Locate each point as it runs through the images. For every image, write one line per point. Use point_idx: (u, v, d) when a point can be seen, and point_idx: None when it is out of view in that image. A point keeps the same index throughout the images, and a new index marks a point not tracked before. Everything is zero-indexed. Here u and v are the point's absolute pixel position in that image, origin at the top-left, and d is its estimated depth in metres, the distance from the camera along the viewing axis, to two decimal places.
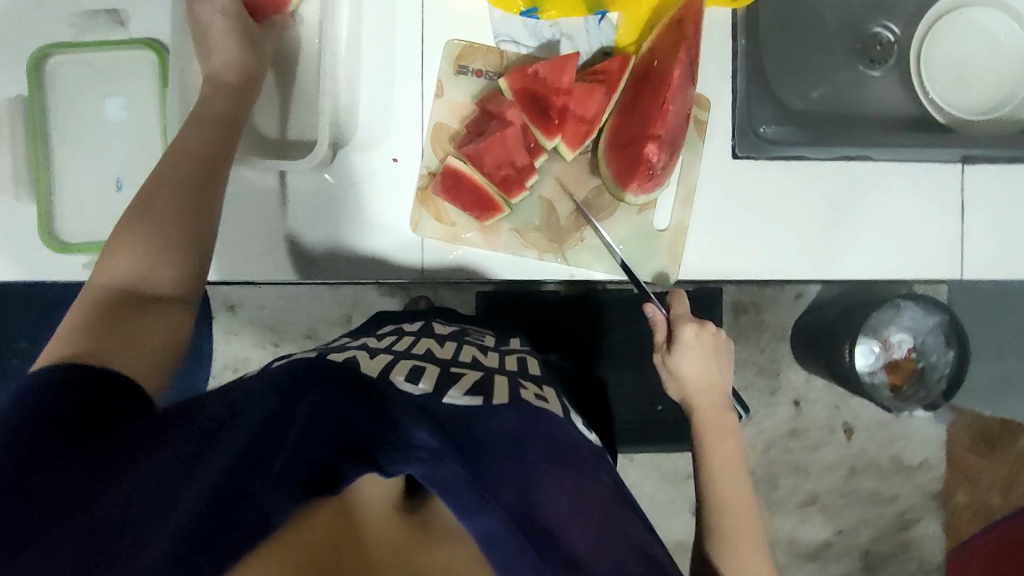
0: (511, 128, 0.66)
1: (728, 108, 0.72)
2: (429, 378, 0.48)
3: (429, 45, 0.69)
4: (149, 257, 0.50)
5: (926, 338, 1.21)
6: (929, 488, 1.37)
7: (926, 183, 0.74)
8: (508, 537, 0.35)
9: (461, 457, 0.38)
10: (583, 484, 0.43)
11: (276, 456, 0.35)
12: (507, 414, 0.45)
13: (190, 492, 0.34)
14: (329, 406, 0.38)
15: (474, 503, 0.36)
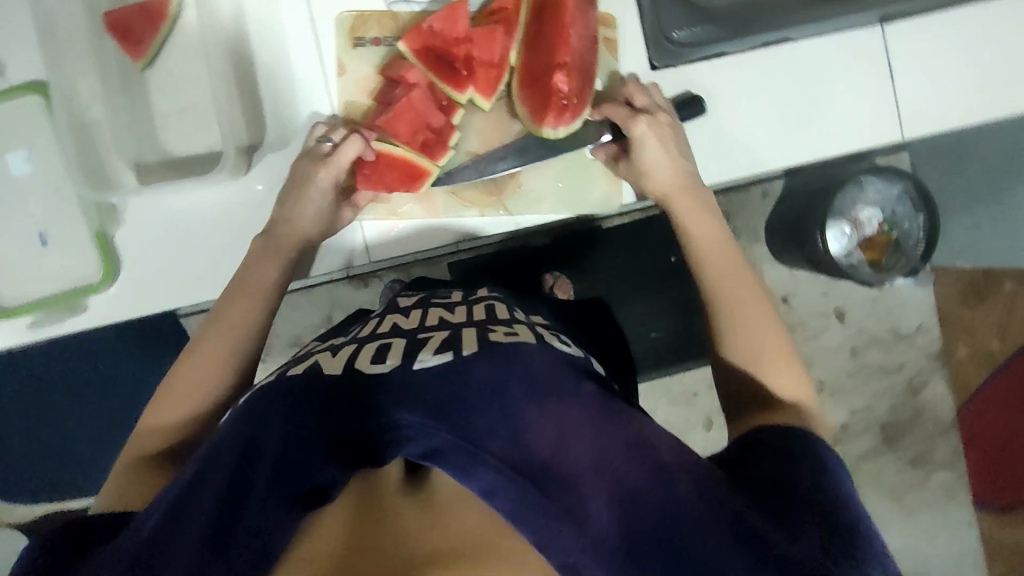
0: (415, 92, 0.64)
1: (636, 19, 0.70)
2: (396, 351, 0.48)
3: (320, 23, 0.66)
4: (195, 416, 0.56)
5: (895, 207, 1.23)
6: (930, 348, 1.39)
7: (853, 48, 0.72)
8: (506, 486, 0.39)
9: (441, 424, 0.41)
10: (581, 401, 0.44)
11: (259, 479, 0.39)
12: (478, 363, 0.45)
13: (191, 526, 0.38)
14: (302, 424, 0.42)
15: (467, 461, 0.40)
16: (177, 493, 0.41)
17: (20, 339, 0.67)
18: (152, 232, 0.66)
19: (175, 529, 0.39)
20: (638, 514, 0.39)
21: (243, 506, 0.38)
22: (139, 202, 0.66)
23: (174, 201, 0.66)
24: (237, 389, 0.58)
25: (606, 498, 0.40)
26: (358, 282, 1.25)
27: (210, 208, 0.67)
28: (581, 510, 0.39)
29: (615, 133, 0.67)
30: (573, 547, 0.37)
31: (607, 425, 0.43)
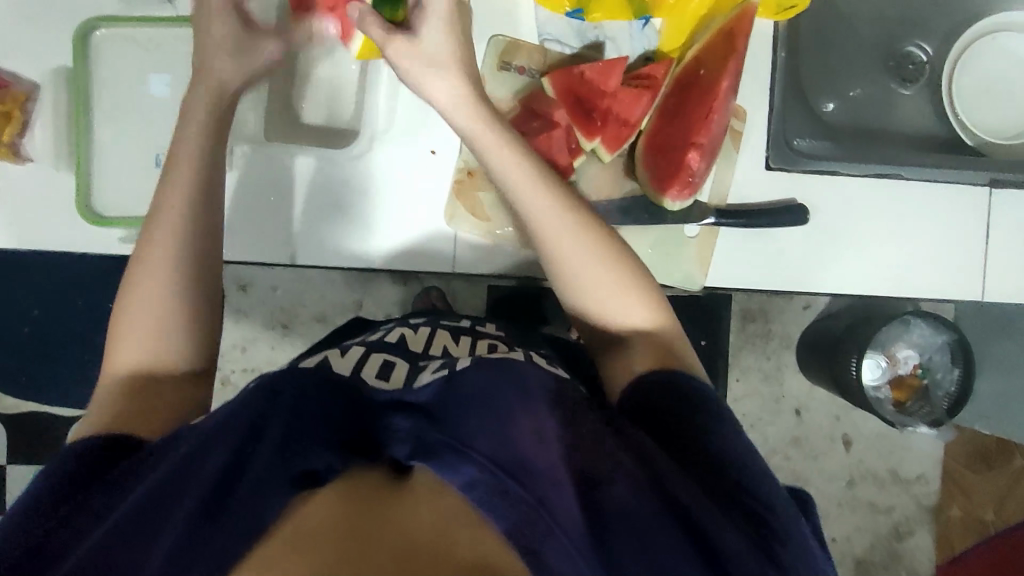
0: (557, 131, 0.66)
1: (764, 122, 0.72)
2: (398, 374, 0.55)
3: (474, 39, 0.69)
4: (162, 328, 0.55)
5: (933, 355, 1.24)
6: (925, 501, 1.39)
7: (957, 203, 0.74)
8: (487, 480, 0.41)
9: (434, 425, 0.44)
10: (557, 407, 0.46)
11: (260, 457, 0.41)
12: (473, 375, 0.47)
13: (186, 494, 0.40)
14: (305, 413, 0.43)
15: (454, 459, 0.42)
16: (178, 458, 0.43)
17: (105, 248, 0.68)
18: (263, 183, 0.69)
19: (173, 495, 0.41)
20: (599, 497, 0.40)
21: (239, 482, 0.40)
22: (263, 156, 0.69)
23: (298, 163, 0.69)
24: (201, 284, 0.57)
25: (571, 486, 0.41)
26: (396, 278, 1.27)
27: (311, 181, 0.69)
28: (552, 501, 0.40)
29: (719, 219, 0.69)
30: (564, 547, 0.38)
31: (577, 427, 0.45)
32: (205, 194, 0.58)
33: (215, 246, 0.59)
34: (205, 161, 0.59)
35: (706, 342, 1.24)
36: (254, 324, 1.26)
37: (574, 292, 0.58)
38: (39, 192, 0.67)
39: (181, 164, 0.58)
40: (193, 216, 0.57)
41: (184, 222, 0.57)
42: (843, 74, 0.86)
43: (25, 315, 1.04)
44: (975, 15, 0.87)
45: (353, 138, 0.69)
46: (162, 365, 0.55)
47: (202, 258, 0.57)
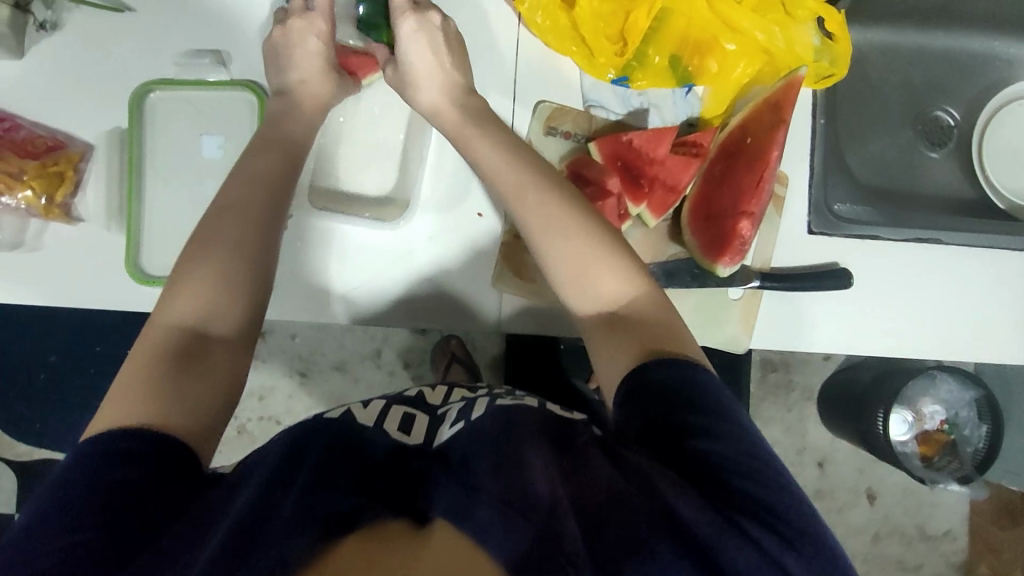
0: (609, 199, 0.67)
1: (806, 187, 0.73)
2: (419, 428, 0.54)
3: (522, 104, 0.70)
4: (216, 301, 0.54)
5: (958, 411, 1.22)
6: (953, 558, 1.37)
7: (997, 267, 0.75)
8: (499, 520, 0.42)
9: (449, 473, 0.47)
10: (563, 444, 0.48)
11: (288, 500, 0.43)
12: (485, 417, 0.52)
13: (214, 531, 0.41)
14: (333, 461, 0.46)
15: (464, 503, 0.44)
16: (205, 501, 0.44)
17: (149, 306, 0.69)
18: (310, 244, 0.69)
19: (202, 531, 0.42)
20: (602, 525, 0.41)
21: (269, 521, 0.41)
22: (313, 222, 0.69)
23: (347, 229, 0.70)
24: (258, 266, 0.57)
25: (572, 517, 0.41)
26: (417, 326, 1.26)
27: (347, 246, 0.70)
28: (558, 533, 0.41)
29: (764, 282, 0.69)
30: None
31: (581, 468, 0.45)
32: (267, 221, 0.59)
33: (270, 246, 0.58)
34: (267, 181, 0.61)
35: None
36: (273, 371, 1.25)
37: (582, 293, 0.56)
38: (90, 249, 0.68)
39: (256, 176, 0.61)
40: (241, 214, 0.58)
41: (237, 222, 0.57)
42: (873, 138, 0.87)
43: (44, 362, 1.02)
44: (1000, 81, 0.89)
45: (400, 210, 0.69)
46: (207, 334, 0.53)
47: (266, 256, 0.58)
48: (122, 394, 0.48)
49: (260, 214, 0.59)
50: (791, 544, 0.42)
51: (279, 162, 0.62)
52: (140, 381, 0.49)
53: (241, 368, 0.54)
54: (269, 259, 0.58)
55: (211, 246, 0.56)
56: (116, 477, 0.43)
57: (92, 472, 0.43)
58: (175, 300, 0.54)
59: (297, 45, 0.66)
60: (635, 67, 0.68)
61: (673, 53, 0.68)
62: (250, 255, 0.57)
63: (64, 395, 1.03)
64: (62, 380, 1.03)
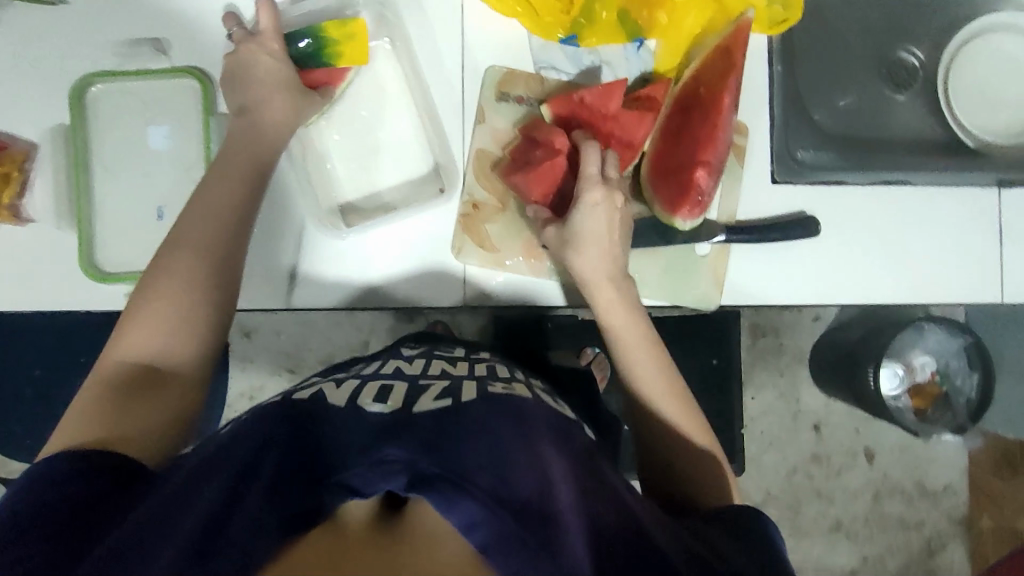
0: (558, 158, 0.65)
1: (767, 136, 0.72)
2: (396, 397, 0.51)
3: (471, 72, 0.70)
4: (170, 336, 0.56)
5: (950, 361, 1.20)
6: (955, 512, 1.33)
7: (967, 204, 0.73)
8: (488, 518, 0.40)
9: (431, 455, 0.43)
10: (558, 447, 0.50)
11: (252, 496, 0.42)
12: (476, 407, 0.50)
13: (176, 532, 0.42)
14: (301, 452, 0.45)
15: (452, 493, 0.40)
16: (168, 497, 0.45)
17: (105, 306, 0.67)
18: (270, 229, 0.69)
19: (162, 530, 0.42)
20: (607, 554, 0.43)
21: (230, 521, 0.41)
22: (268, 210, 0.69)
23: (308, 216, 0.69)
24: (215, 300, 0.59)
25: (580, 535, 0.43)
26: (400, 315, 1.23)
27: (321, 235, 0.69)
28: (555, 544, 0.41)
29: (729, 236, 0.68)
30: None
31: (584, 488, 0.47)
32: (233, 232, 0.61)
33: (229, 281, 0.60)
34: (223, 207, 0.61)
35: (718, 361, 1.14)
36: (260, 370, 1.23)
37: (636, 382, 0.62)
38: (43, 250, 0.67)
39: (222, 206, 0.61)
40: (213, 235, 0.60)
41: (208, 241, 0.60)
42: (838, 90, 0.86)
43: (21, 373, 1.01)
44: (962, 18, 0.87)
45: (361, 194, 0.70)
46: (164, 370, 0.56)
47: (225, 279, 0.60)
48: (82, 415, 0.51)
49: (231, 238, 0.61)
50: None
51: (243, 187, 0.62)
52: (99, 405, 0.52)
53: (194, 403, 0.57)
54: (232, 280, 0.60)
55: (168, 282, 0.57)
56: (78, 485, 0.46)
57: (57, 480, 0.46)
58: (133, 328, 0.56)
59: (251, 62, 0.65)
60: (583, 24, 0.68)
61: (620, 7, 0.67)
62: (213, 281, 0.58)
63: (44, 407, 1.02)
64: (41, 391, 1.02)
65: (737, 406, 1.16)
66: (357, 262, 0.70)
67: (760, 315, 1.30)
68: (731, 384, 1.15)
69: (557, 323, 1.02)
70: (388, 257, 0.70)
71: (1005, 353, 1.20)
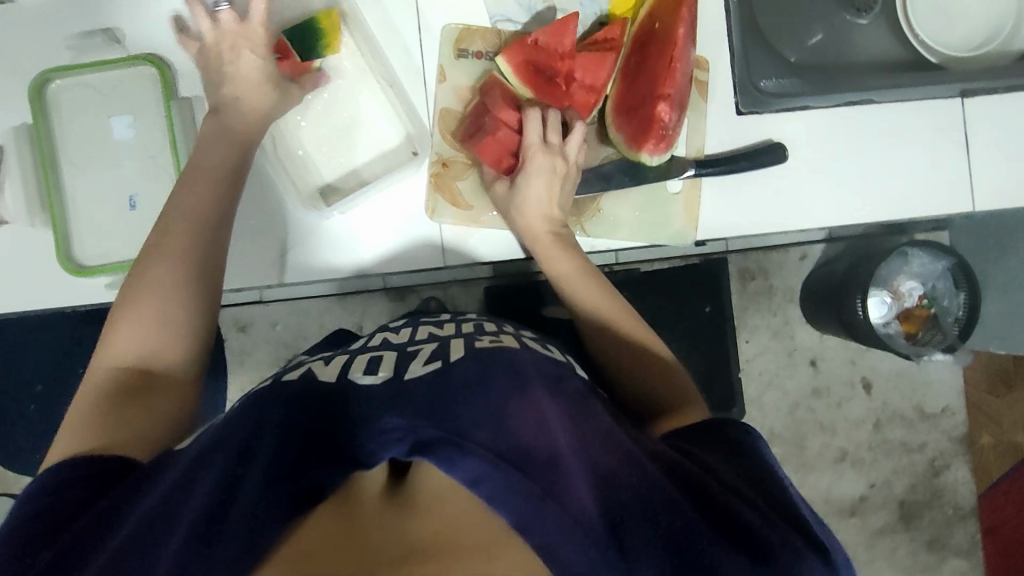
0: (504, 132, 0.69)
1: (729, 68, 0.72)
2: (387, 363, 0.53)
3: (426, 32, 0.70)
4: (155, 341, 0.58)
5: (936, 283, 1.20)
6: (955, 432, 1.34)
7: (932, 116, 0.74)
8: (492, 472, 0.41)
9: (430, 421, 0.44)
10: (555, 396, 0.50)
11: (250, 479, 0.41)
12: (465, 365, 0.50)
13: (179, 521, 0.40)
14: (300, 427, 0.44)
15: (453, 452, 0.41)
16: (165, 493, 0.43)
17: (91, 299, 0.68)
18: (245, 208, 0.69)
19: (165, 523, 0.41)
20: (614, 490, 0.43)
21: (233, 505, 0.40)
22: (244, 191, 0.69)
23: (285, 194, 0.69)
24: (201, 301, 0.60)
25: (583, 478, 0.43)
26: (392, 294, 1.22)
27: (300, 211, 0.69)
28: (560, 490, 0.41)
29: (699, 169, 0.69)
30: (550, 528, 0.39)
31: (580, 428, 0.47)
32: (213, 229, 0.62)
33: (214, 282, 0.62)
34: (195, 210, 0.62)
35: (711, 309, 1.15)
36: (259, 363, 1.23)
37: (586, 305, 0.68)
38: (23, 251, 0.67)
39: (194, 204, 0.62)
40: (194, 236, 0.61)
41: (189, 241, 0.61)
42: (801, 25, 0.86)
43: (27, 389, 1.03)
44: None
45: (329, 168, 0.70)
46: (155, 373, 0.57)
47: (206, 277, 0.61)
48: (79, 425, 0.52)
49: (207, 235, 0.62)
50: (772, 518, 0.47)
51: (212, 187, 0.63)
52: (95, 414, 0.52)
53: (192, 402, 0.59)
54: (215, 277, 0.62)
55: (149, 290, 0.59)
56: (81, 490, 0.46)
57: (63, 488, 0.46)
58: (119, 338, 0.57)
59: (208, 51, 0.66)
60: None
61: None
62: (199, 279, 0.61)
63: (52, 417, 1.03)
64: (44, 402, 1.03)
65: (734, 353, 1.16)
66: (338, 235, 0.70)
67: (747, 258, 1.31)
68: (727, 330, 1.15)
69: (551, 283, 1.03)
70: (366, 228, 0.70)
71: (989, 270, 1.21)
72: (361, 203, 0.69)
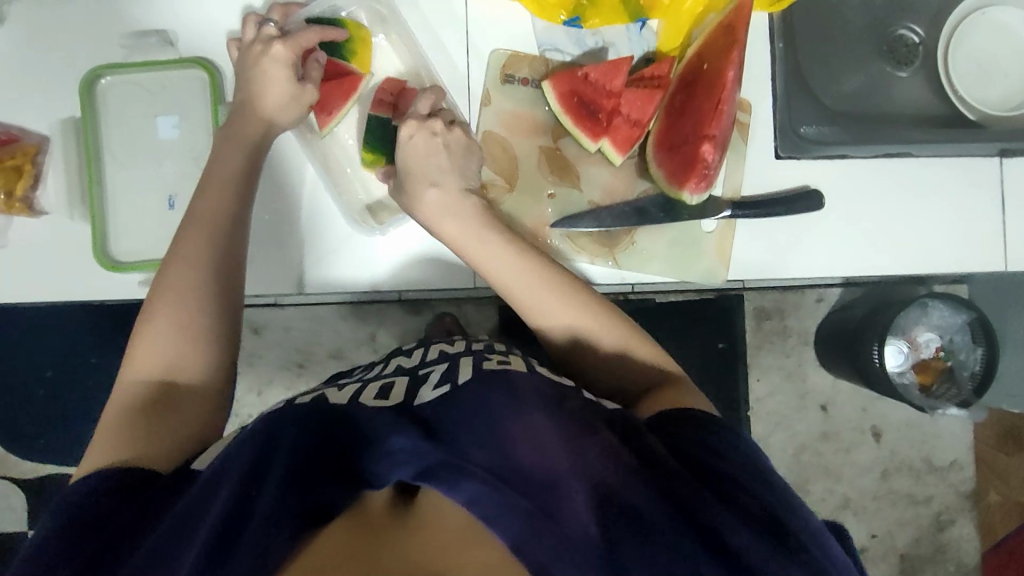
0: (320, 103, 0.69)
1: (771, 111, 0.73)
2: (398, 390, 0.53)
3: (475, 55, 0.71)
4: (182, 352, 0.56)
5: (954, 336, 1.17)
6: (963, 487, 1.32)
7: (967, 173, 0.74)
8: (489, 493, 0.40)
9: (434, 445, 0.44)
10: (556, 416, 0.49)
11: (264, 497, 0.41)
12: (470, 393, 0.50)
13: (196, 536, 0.41)
14: (312, 445, 0.45)
15: (452, 476, 0.41)
16: (186, 506, 0.44)
17: (119, 295, 0.68)
18: (278, 215, 0.69)
19: (182, 536, 0.41)
20: (614, 510, 0.42)
21: (246, 521, 0.40)
22: (280, 199, 0.70)
23: (323, 205, 0.69)
24: (225, 310, 0.59)
25: (583, 497, 0.42)
26: (407, 306, 1.21)
27: (344, 222, 0.70)
28: (561, 511, 0.40)
29: (736, 211, 0.70)
30: (547, 550, 0.38)
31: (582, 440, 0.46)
32: (227, 230, 0.60)
33: (232, 285, 0.60)
34: (233, 220, 0.61)
35: (724, 345, 1.15)
36: (269, 366, 1.23)
37: (548, 319, 0.62)
38: (57, 243, 0.67)
39: (211, 207, 0.61)
40: (211, 233, 0.60)
41: (204, 239, 0.59)
42: (843, 76, 0.87)
43: (41, 377, 1.03)
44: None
45: (363, 186, 0.71)
46: (178, 385, 0.55)
47: (223, 275, 0.59)
48: (108, 437, 0.51)
49: (226, 232, 0.60)
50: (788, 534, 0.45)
51: (230, 190, 0.62)
52: (120, 426, 0.52)
53: (219, 414, 0.57)
54: (235, 282, 0.60)
55: (164, 296, 0.57)
56: (103, 504, 0.46)
57: (88, 500, 0.46)
58: (142, 347, 0.56)
59: (252, 58, 0.65)
60: (586, 6, 0.69)
61: None
62: (208, 276, 0.58)
63: (62, 406, 1.03)
64: (55, 390, 1.03)
65: (745, 390, 1.16)
66: (372, 252, 0.70)
67: (765, 296, 1.31)
68: (738, 367, 1.16)
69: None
70: (399, 247, 0.70)
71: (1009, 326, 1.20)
72: (399, 223, 0.70)
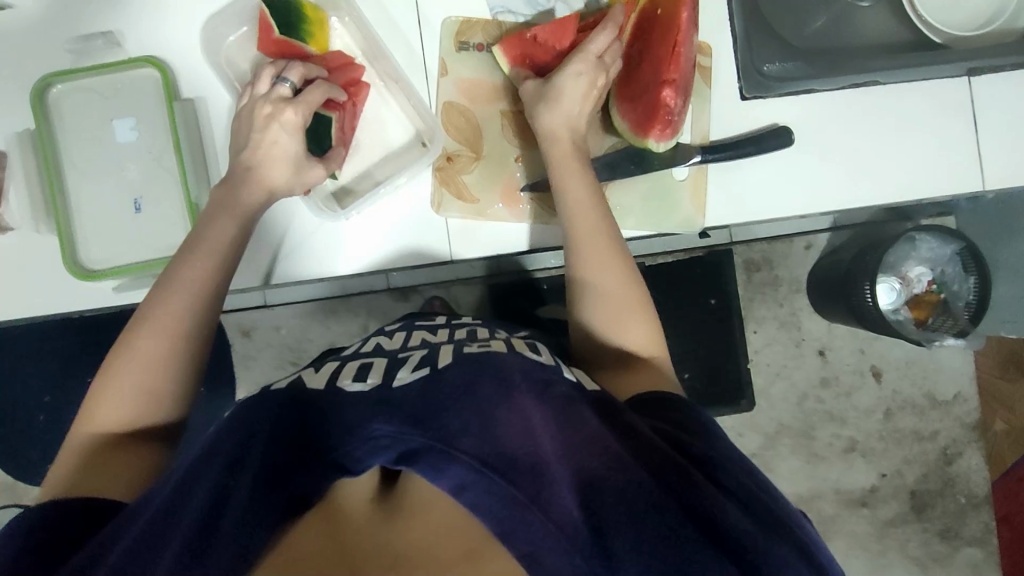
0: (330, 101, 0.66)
1: (731, 53, 0.72)
2: (377, 370, 0.52)
3: (428, 26, 0.70)
4: (155, 376, 0.57)
5: (946, 268, 1.17)
6: (968, 419, 1.32)
7: (937, 96, 0.73)
8: (476, 479, 0.40)
9: (419, 429, 0.43)
10: (543, 401, 0.47)
11: (241, 488, 0.41)
12: (454, 371, 0.49)
13: (169, 538, 0.40)
14: (291, 443, 0.44)
15: (439, 460, 0.42)
16: (156, 508, 0.43)
17: (97, 303, 0.68)
18: None
19: (153, 538, 0.40)
20: (600, 495, 0.40)
21: (222, 516, 0.39)
22: None
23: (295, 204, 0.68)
24: (200, 336, 0.59)
25: (568, 484, 0.41)
26: (396, 294, 1.21)
27: (311, 211, 0.68)
28: (547, 497, 0.39)
29: (706, 156, 0.69)
30: (535, 535, 0.38)
31: (574, 426, 0.45)
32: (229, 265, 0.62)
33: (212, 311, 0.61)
34: (220, 215, 0.62)
35: (717, 300, 1.14)
36: (265, 368, 1.21)
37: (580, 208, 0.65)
38: (27, 257, 0.67)
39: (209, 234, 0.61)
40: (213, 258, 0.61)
41: (197, 260, 0.60)
42: (804, 11, 0.86)
43: (39, 403, 1.03)
44: None
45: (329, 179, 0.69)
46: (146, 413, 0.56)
47: (200, 297, 0.60)
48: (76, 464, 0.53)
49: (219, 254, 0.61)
50: (780, 523, 0.44)
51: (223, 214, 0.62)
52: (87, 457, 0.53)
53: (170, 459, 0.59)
54: (215, 302, 0.61)
55: (151, 320, 0.57)
56: (51, 528, 0.46)
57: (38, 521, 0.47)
58: (117, 367, 0.56)
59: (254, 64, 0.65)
60: None
61: None
62: (194, 304, 0.59)
63: (61, 428, 1.03)
64: (52, 411, 1.03)
65: (741, 343, 1.15)
66: (341, 242, 0.69)
67: (753, 247, 1.30)
68: (731, 319, 1.14)
69: (551, 285, 1.09)
70: (367, 228, 0.69)
71: (999, 253, 1.19)
72: (370, 207, 0.69)
